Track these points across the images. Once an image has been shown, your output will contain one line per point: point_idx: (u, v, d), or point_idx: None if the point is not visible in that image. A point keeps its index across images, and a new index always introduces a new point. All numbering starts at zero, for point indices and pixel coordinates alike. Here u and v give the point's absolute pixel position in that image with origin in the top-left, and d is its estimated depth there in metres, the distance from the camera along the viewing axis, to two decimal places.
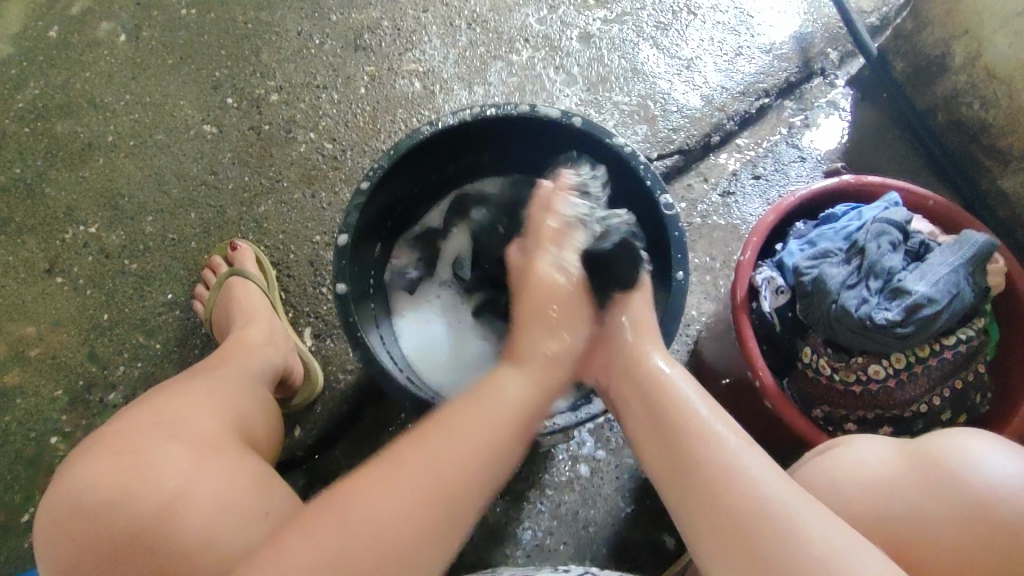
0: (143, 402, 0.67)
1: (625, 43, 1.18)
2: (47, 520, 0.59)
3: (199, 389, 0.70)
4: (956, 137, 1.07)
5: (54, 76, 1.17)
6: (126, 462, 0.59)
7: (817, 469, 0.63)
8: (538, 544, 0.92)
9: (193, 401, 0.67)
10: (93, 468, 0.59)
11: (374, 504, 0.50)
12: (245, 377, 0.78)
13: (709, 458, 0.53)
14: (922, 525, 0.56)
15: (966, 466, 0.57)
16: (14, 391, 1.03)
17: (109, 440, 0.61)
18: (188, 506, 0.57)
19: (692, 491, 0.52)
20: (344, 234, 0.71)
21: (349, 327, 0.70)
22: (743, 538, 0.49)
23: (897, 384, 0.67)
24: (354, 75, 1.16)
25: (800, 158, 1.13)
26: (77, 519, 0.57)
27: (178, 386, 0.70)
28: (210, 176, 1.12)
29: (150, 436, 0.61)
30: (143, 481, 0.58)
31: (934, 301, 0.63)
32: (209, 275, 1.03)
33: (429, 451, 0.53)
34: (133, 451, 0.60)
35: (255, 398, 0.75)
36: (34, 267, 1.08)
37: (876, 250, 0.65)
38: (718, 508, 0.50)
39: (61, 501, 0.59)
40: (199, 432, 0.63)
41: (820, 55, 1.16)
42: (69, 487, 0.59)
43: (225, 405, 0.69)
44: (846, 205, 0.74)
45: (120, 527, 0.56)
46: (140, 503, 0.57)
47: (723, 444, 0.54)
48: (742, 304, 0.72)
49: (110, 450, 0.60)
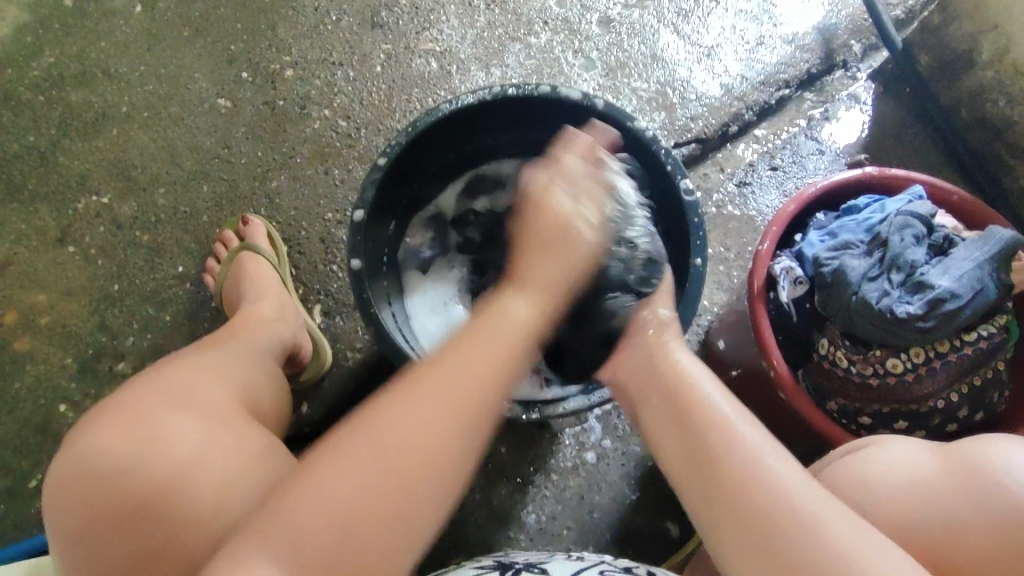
0: (141, 375, 0.67)
1: (646, 28, 1.16)
2: (59, 487, 0.59)
3: (207, 360, 0.70)
4: (980, 134, 1.05)
5: (69, 45, 1.16)
6: (135, 430, 0.59)
7: (847, 467, 0.62)
8: (541, 528, 0.92)
9: (199, 371, 0.67)
10: (108, 433, 0.59)
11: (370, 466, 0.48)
12: (255, 351, 0.77)
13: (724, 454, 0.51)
14: (955, 529, 0.56)
15: (1001, 473, 0.56)
16: (24, 357, 1.03)
17: (124, 407, 0.61)
18: (198, 476, 0.57)
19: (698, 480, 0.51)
20: (359, 210, 0.71)
21: (363, 302, 0.69)
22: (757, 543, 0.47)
23: (915, 379, 0.66)
24: (370, 52, 1.15)
25: (819, 151, 1.11)
26: (88, 484, 0.57)
27: (187, 356, 0.71)
28: (224, 150, 1.11)
29: (161, 406, 0.61)
30: (152, 453, 0.58)
31: (958, 297, 0.62)
32: (220, 249, 1.03)
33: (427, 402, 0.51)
34: (140, 419, 0.59)
35: (264, 371, 0.75)
36: (45, 235, 1.08)
37: (899, 243, 0.65)
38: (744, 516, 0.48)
39: (73, 468, 0.58)
40: (205, 402, 0.63)
41: (843, 47, 1.15)
42: (81, 453, 0.59)
43: (234, 376, 0.69)
44: (868, 197, 0.73)
45: (126, 495, 0.56)
46: (148, 470, 0.57)
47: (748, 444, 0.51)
48: (759, 294, 0.71)
49: (121, 416, 0.60)
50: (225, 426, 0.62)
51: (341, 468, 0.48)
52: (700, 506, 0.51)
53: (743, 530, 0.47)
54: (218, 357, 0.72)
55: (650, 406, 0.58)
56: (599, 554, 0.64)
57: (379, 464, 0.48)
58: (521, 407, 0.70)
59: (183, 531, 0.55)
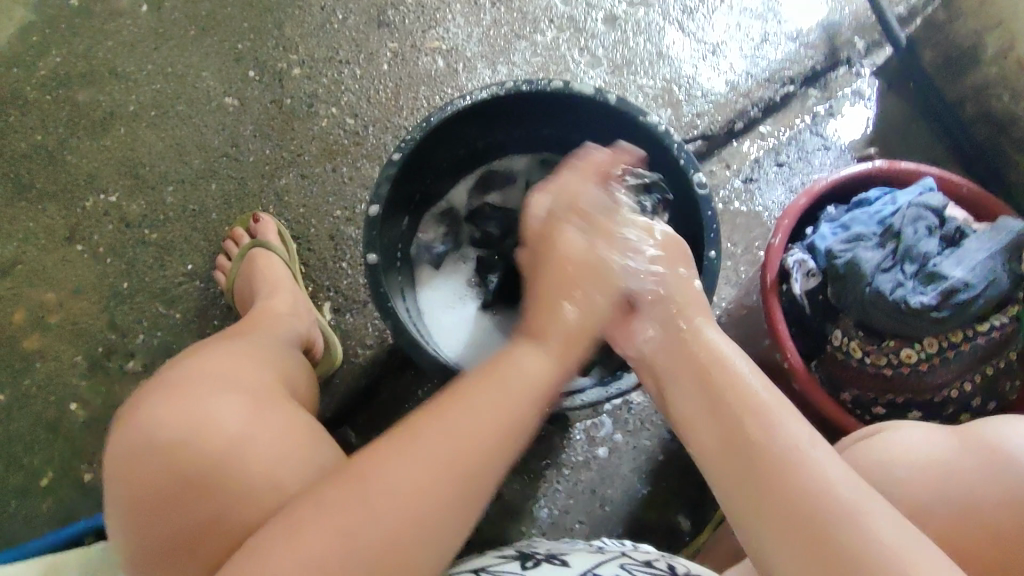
0: (189, 357, 0.67)
1: (651, 26, 1.17)
2: (113, 460, 0.58)
3: (246, 347, 0.71)
4: (984, 129, 1.06)
5: (76, 44, 1.16)
6: (187, 409, 0.58)
7: (864, 451, 0.62)
8: (554, 522, 0.93)
9: (241, 357, 0.68)
10: (162, 408, 0.59)
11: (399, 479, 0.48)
12: (280, 343, 0.78)
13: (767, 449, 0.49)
14: (974, 508, 0.56)
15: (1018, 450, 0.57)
16: (34, 356, 1.03)
17: (174, 386, 0.61)
18: (252, 455, 0.56)
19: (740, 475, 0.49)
20: (375, 204, 0.71)
21: (380, 297, 0.70)
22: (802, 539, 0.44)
23: (927, 369, 0.66)
24: (377, 51, 1.15)
25: (824, 147, 1.12)
26: (143, 459, 0.56)
27: (223, 343, 0.71)
28: (232, 149, 1.11)
29: (211, 386, 0.61)
30: (205, 431, 0.57)
31: (971, 287, 0.62)
32: (231, 246, 1.03)
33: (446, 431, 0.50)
34: (191, 399, 0.59)
35: (293, 362, 0.76)
36: (54, 234, 1.08)
37: (912, 235, 0.65)
38: (791, 506, 0.45)
39: (125, 442, 0.58)
40: (251, 386, 0.63)
41: (847, 44, 1.15)
42: (133, 427, 0.58)
43: (274, 365, 0.70)
44: (879, 189, 0.73)
45: (182, 469, 0.56)
46: (206, 448, 0.56)
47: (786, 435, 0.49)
48: (772, 287, 0.72)
49: (173, 394, 0.60)
50: (274, 409, 0.62)
51: (362, 481, 0.48)
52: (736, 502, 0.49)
53: (790, 526, 0.45)
54: (258, 348, 0.72)
55: (683, 392, 0.57)
56: (621, 547, 0.64)
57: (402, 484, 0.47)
58: None
59: (234, 508, 0.54)
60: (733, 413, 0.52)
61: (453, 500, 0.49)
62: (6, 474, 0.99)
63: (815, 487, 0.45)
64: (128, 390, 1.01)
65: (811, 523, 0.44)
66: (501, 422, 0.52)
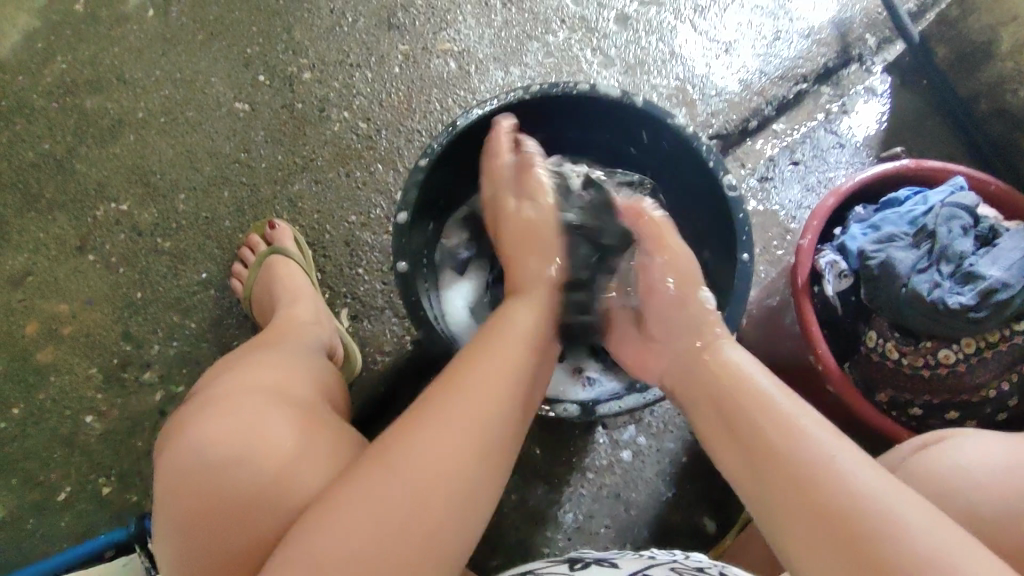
0: (228, 375, 0.69)
1: (663, 25, 1.16)
2: (166, 478, 0.58)
3: (288, 365, 0.72)
4: (999, 125, 1.06)
5: (82, 51, 1.14)
6: (241, 421, 0.59)
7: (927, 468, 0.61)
8: (579, 527, 0.92)
9: (284, 376, 0.69)
10: (216, 424, 0.59)
11: (391, 485, 0.48)
12: (304, 351, 0.80)
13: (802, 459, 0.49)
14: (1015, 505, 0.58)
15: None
16: (48, 368, 1.02)
17: (226, 402, 0.62)
18: (308, 468, 0.57)
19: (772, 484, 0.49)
20: (403, 212, 0.72)
21: (414, 305, 0.71)
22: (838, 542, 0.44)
23: (966, 368, 0.70)
24: (388, 53, 1.14)
25: (839, 144, 1.11)
26: (195, 475, 0.56)
27: (264, 360, 0.72)
28: (243, 155, 1.10)
29: (262, 403, 0.62)
30: (259, 444, 0.57)
31: (1008, 286, 0.66)
32: (247, 254, 1.02)
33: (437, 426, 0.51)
34: (243, 413, 0.60)
35: (327, 377, 0.77)
36: (65, 244, 1.07)
37: (947, 235, 0.69)
38: (819, 512, 0.46)
39: (176, 460, 0.58)
40: (297, 400, 0.65)
41: (859, 41, 1.15)
42: (185, 445, 0.58)
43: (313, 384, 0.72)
44: (908, 189, 0.77)
45: (235, 484, 0.56)
46: (262, 465, 0.56)
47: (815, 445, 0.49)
48: (803, 289, 0.74)
49: (226, 410, 0.60)
50: (321, 425, 0.63)
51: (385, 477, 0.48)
52: (774, 510, 0.49)
53: (828, 531, 0.45)
54: (298, 365, 0.74)
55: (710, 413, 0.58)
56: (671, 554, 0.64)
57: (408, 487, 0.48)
58: (576, 408, 0.71)
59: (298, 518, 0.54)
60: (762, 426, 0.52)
61: (448, 508, 0.49)
62: (23, 489, 0.97)
63: (843, 490, 0.46)
64: (144, 402, 1.00)
65: (840, 524, 0.45)
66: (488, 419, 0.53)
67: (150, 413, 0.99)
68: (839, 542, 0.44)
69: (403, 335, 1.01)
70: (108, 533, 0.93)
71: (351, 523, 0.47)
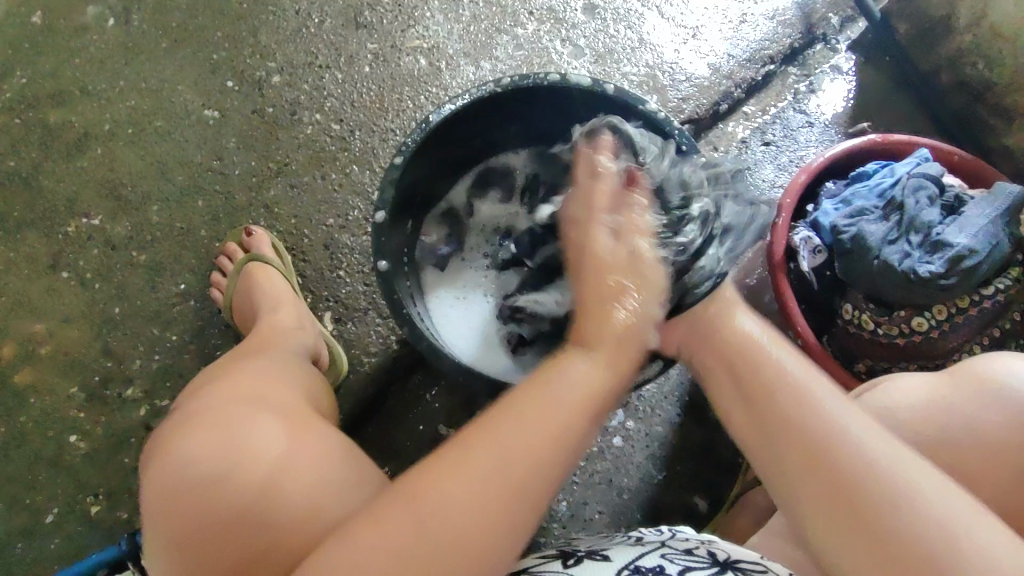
0: (211, 388, 0.69)
1: (630, 13, 1.17)
2: (151, 496, 0.58)
3: (265, 368, 0.73)
4: (961, 97, 1.09)
5: (42, 63, 1.12)
6: (221, 434, 0.59)
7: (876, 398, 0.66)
8: (572, 514, 0.93)
9: (262, 381, 0.70)
10: (197, 439, 0.59)
11: (457, 496, 0.47)
12: (290, 358, 0.80)
13: (816, 424, 0.50)
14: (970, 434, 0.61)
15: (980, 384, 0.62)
16: (27, 390, 1.00)
17: (207, 416, 0.62)
18: (297, 474, 0.57)
19: (780, 445, 0.51)
20: (380, 211, 0.72)
21: (395, 303, 0.72)
22: (844, 507, 0.46)
23: (940, 335, 0.73)
24: (357, 53, 1.13)
25: (808, 123, 1.13)
26: (181, 492, 0.56)
27: (243, 366, 0.74)
28: (216, 162, 1.08)
29: (245, 414, 0.62)
30: (243, 454, 0.57)
31: (975, 252, 0.69)
32: (226, 262, 1.01)
33: (494, 451, 0.49)
34: (226, 425, 0.60)
35: (310, 377, 0.78)
36: (37, 262, 1.04)
37: (914, 205, 0.72)
38: (834, 484, 0.47)
39: (161, 475, 0.58)
40: (281, 408, 0.65)
41: (822, 21, 1.16)
42: (168, 463, 0.58)
43: (295, 386, 0.72)
44: (877, 163, 0.79)
45: (225, 500, 0.55)
46: (247, 475, 0.56)
47: (825, 418, 0.50)
48: (780, 266, 0.77)
49: (206, 426, 0.60)
50: (305, 431, 0.63)
51: (421, 501, 0.47)
52: (767, 461, 0.52)
53: (833, 493, 0.47)
54: (269, 367, 0.74)
55: (727, 394, 0.58)
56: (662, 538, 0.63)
57: (456, 497, 0.47)
58: None
59: (279, 531, 0.54)
60: (752, 379, 0.55)
61: (504, 519, 0.47)
62: (8, 514, 0.96)
63: (853, 461, 0.47)
64: (128, 418, 0.98)
65: (847, 493, 0.46)
66: (548, 436, 0.50)
67: (136, 429, 0.98)
68: (861, 526, 0.45)
69: (388, 335, 1.01)
70: (101, 551, 0.92)
71: (394, 532, 0.46)
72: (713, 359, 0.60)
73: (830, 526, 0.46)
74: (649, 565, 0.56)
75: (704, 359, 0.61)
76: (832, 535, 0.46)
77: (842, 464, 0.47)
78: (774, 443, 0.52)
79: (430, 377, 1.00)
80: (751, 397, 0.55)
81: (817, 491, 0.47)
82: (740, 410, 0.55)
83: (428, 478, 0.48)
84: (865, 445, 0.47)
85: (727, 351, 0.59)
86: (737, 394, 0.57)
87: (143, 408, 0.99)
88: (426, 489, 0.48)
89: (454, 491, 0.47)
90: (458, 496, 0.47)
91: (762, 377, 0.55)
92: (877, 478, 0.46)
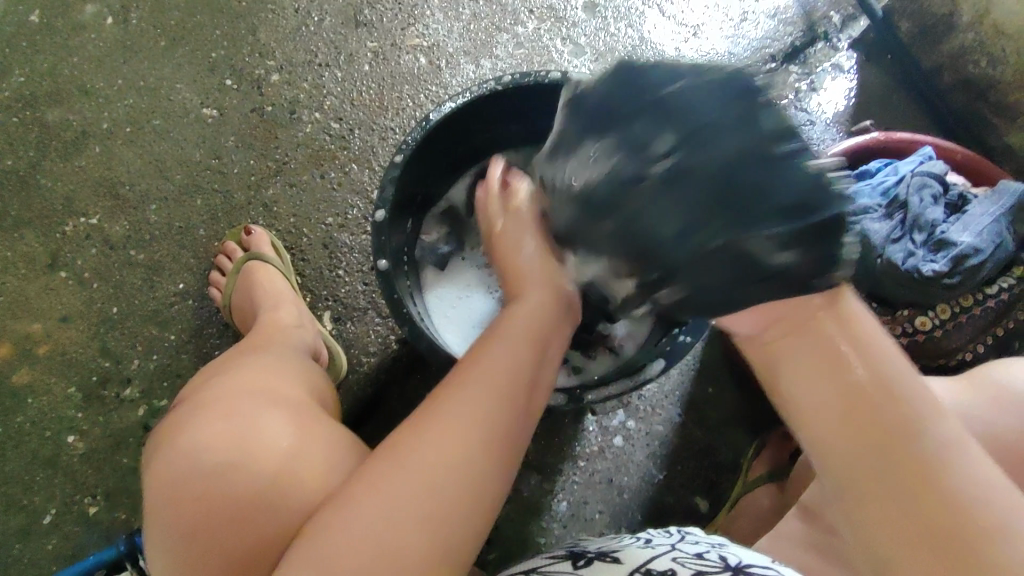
0: (220, 381, 0.68)
1: (631, 12, 1.16)
2: (156, 491, 0.58)
3: (271, 363, 0.73)
4: (962, 96, 1.08)
5: (40, 62, 1.11)
6: (229, 426, 0.59)
7: None
8: (572, 514, 0.93)
9: (268, 375, 0.69)
10: (205, 431, 0.59)
11: (434, 473, 0.48)
12: (295, 355, 0.80)
13: (908, 434, 0.40)
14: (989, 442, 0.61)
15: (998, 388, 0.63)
16: (24, 390, 0.99)
17: (215, 407, 0.62)
18: (304, 469, 0.57)
19: (885, 463, 0.40)
20: (380, 210, 0.72)
21: (394, 302, 0.71)
22: (924, 532, 0.39)
23: (943, 334, 0.73)
24: (356, 51, 1.13)
25: (809, 122, 1.12)
26: (187, 485, 0.56)
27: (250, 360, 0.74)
28: (214, 161, 1.08)
29: (254, 407, 0.61)
30: (250, 446, 0.57)
31: (979, 251, 0.68)
32: (225, 261, 1.01)
33: (469, 420, 0.51)
34: (234, 418, 0.60)
35: (315, 374, 0.78)
36: (34, 262, 1.04)
37: (918, 204, 0.71)
38: (910, 504, 0.39)
39: (169, 466, 0.58)
40: (288, 403, 0.65)
41: (825, 19, 1.15)
42: (177, 450, 0.58)
43: (301, 383, 0.72)
44: (879, 162, 0.79)
45: (233, 491, 0.55)
46: (256, 468, 0.56)
47: (933, 440, 0.40)
48: None
49: (215, 416, 0.60)
50: (312, 427, 0.62)
51: (388, 483, 0.48)
52: (852, 485, 0.41)
53: (912, 518, 0.39)
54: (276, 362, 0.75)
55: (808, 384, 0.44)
56: (669, 540, 0.62)
57: (434, 468, 0.48)
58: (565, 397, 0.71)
59: (286, 524, 0.54)
60: (854, 382, 0.42)
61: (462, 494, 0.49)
62: (6, 515, 0.95)
63: (953, 480, 0.39)
64: (127, 418, 0.98)
65: (930, 515, 0.39)
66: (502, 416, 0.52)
67: (134, 429, 0.98)
68: (936, 553, 0.38)
69: (388, 335, 1.00)
70: (99, 552, 0.92)
71: (367, 511, 0.47)
72: (810, 350, 0.44)
73: (900, 545, 0.39)
74: (659, 569, 0.55)
75: (796, 366, 0.44)
76: (909, 561, 0.39)
77: (935, 490, 0.39)
78: (868, 463, 0.41)
79: (429, 377, 0.99)
80: (843, 398, 0.42)
81: (899, 510, 0.40)
82: (828, 412, 0.42)
83: (404, 446, 0.50)
84: (966, 464, 0.39)
85: (826, 347, 0.44)
86: (832, 401, 0.42)
87: (141, 408, 0.98)
88: (406, 452, 0.49)
89: (429, 466, 0.48)
90: (431, 462, 0.48)
91: (869, 382, 0.42)
92: (960, 502, 0.38)
